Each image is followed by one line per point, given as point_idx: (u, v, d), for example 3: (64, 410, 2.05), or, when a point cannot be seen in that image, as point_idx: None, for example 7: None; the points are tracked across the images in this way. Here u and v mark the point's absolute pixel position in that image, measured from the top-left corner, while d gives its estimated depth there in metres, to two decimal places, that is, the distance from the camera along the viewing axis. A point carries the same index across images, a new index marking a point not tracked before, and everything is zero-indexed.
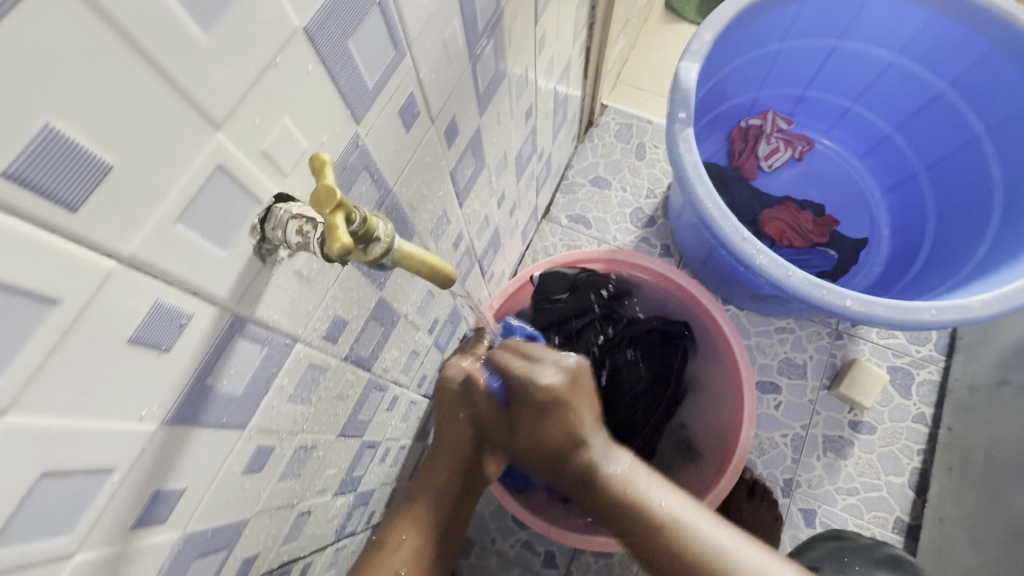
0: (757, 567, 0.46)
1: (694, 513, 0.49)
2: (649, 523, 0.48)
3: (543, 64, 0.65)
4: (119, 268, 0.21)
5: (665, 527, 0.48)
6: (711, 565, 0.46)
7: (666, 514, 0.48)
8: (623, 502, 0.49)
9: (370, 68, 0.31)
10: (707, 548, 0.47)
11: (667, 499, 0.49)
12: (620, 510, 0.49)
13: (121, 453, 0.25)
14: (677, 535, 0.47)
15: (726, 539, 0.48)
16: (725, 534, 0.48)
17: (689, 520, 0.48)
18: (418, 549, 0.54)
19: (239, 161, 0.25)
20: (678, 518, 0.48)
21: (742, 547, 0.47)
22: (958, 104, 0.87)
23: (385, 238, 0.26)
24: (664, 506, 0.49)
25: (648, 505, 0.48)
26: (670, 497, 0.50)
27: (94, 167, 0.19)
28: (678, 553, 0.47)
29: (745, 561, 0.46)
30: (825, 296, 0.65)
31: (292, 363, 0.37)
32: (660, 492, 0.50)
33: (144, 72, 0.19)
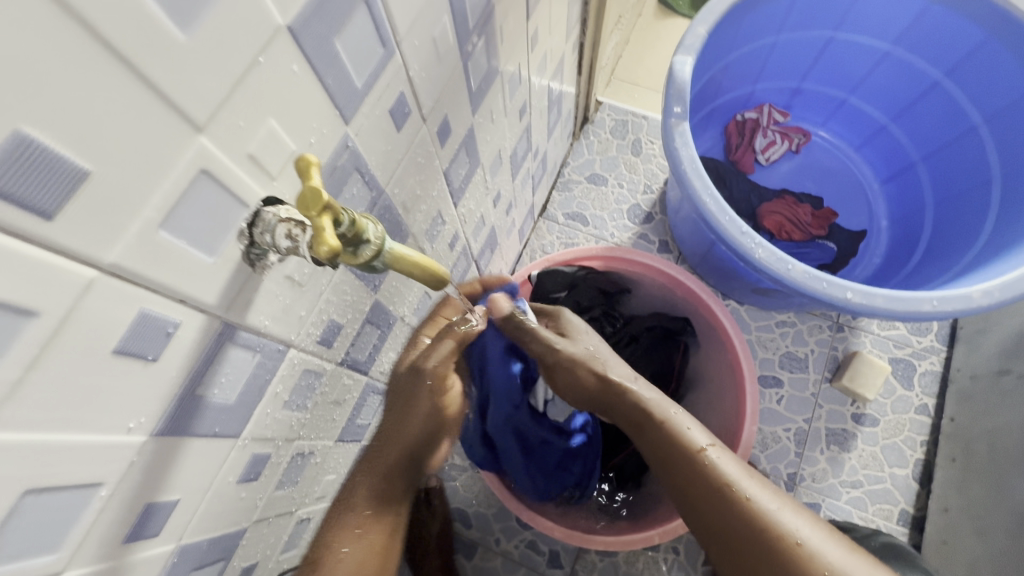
0: (812, 536, 0.45)
1: (757, 483, 0.49)
2: (694, 466, 0.50)
3: (536, 61, 0.64)
4: (100, 277, 0.21)
5: (727, 486, 0.48)
6: (769, 527, 0.46)
7: (727, 476, 0.49)
8: (654, 425, 0.53)
9: (358, 67, 0.30)
10: (765, 508, 0.47)
11: (726, 463, 0.50)
12: (687, 463, 0.50)
13: (109, 467, 0.25)
14: (734, 495, 0.48)
15: (775, 502, 0.47)
16: (776, 498, 0.48)
17: (749, 485, 0.48)
18: (362, 553, 0.44)
19: (224, 164, 0.24)
20: (742, 480, 0.49)
21: (795, 515, 0.47)
22: (955, 93, 0.87)
23: (374, 240, 0.26)
24: (723, 468, 0.49)
25: (687, 440, 0.51)
26: (731, 465, 0.50)
27: (70, 174, 0.18)
28: (732, 514, 0.47)
29: (798, 525, 0.46)
30: (825, 289, 0.65)
31: (286, 369, 0.36)
32: (689, 423, 0.53)
33: (119, 74, 0.18)
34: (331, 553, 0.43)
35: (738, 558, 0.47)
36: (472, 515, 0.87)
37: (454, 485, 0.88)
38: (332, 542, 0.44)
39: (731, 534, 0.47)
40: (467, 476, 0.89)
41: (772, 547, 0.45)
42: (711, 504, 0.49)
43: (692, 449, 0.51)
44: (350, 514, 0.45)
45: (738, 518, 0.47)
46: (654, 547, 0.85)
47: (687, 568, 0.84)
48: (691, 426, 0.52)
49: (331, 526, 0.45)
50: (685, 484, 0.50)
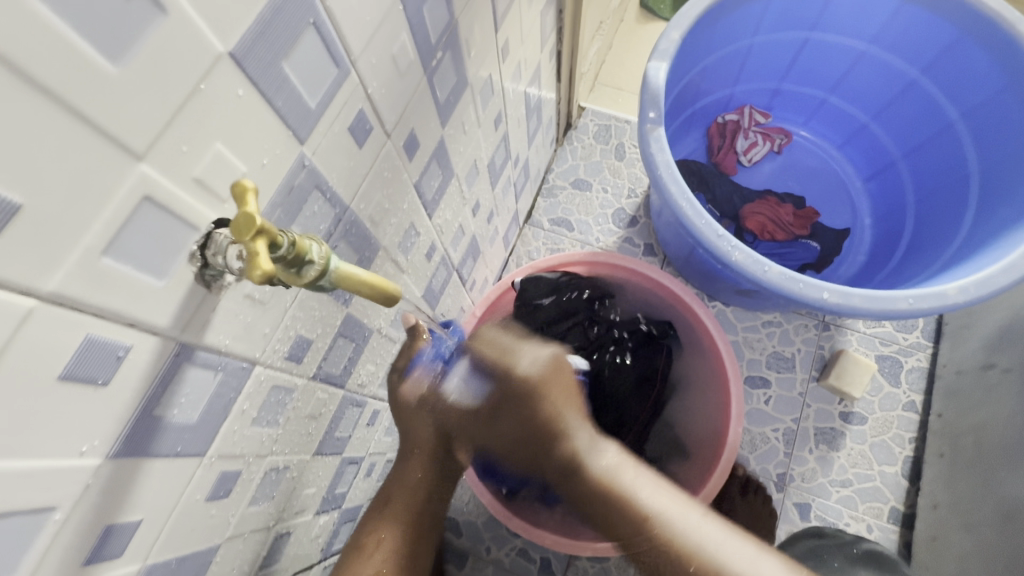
0: (771, 574, 0.45)
1: (702, 524, 0.49)
2: (624, 505, 0.50)
3: (509, 70, 0.64)
4: (40, 305, 0.21)
5: (678, 550, 0.47)
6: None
7: (677, 535, 0.48)
8: (606, 507, 0.51)
9: (309, 88, 0.30)
10: (719, 556, 0.46)
11: (664, 504, 0.50)
12: (626, 521, 0.50)
13: (63, 491, 0.25)
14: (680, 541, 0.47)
15: (722, 540, 0.48)
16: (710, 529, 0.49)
17: (694, 526, 0.48)
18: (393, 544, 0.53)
19: (168, 189, 0.24)
20: (682, 520, 0.49)
21: (752, 556, 0.46)
22: (931, 90, 0.87)
23: (319, 260, 0.26)
24: (679, 534, 0.48)
25: (635, 504, 0.49)
26: (671, 501, 0.50)
27: (2, 207, 0.19)
28: (679, 570, 0.47)
29: (758, 566, 0.46)
30: (802, 290, 0.65)
31: (253, 386, 0.36)
32: (639, 486, 0.51)
33: (49, 108, 0.19)
34: (370, 542, 0.52)
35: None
36: (463, 524, 0.87)
37: None
38: (369, 534, 0.53)
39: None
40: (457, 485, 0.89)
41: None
42: (664, 565, 0.47)
43: (625, 486, 0.51)
44: (383, 512, 0.54)
45: (686, 568, 0.46)
46: None
47: None
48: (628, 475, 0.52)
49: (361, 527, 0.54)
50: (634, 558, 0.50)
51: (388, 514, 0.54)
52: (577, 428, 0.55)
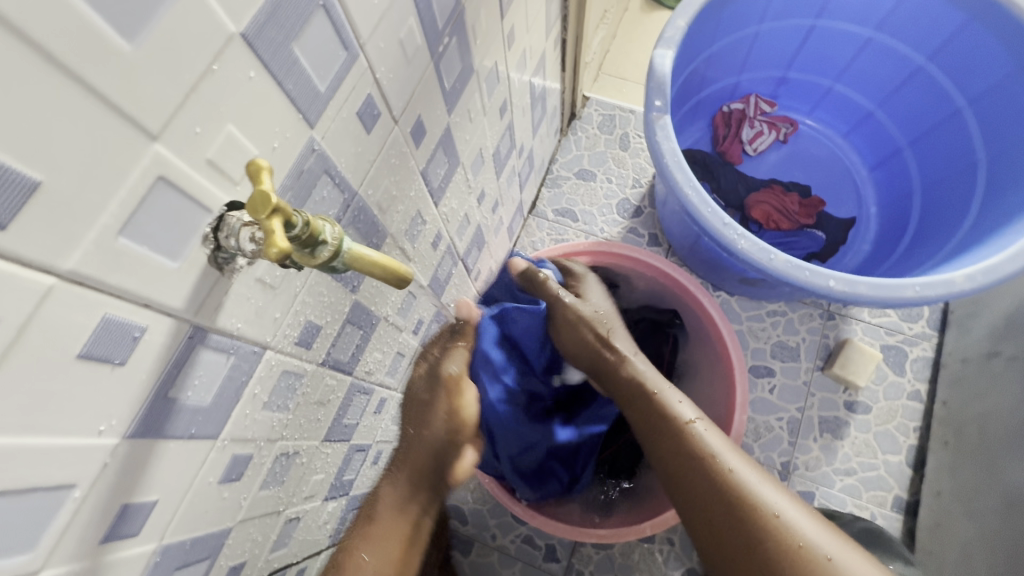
0: (789, 510, 0.50)
1: (741, 461, 0.54)
2: (682, 439, 0.57)
3: (514, 58, 0.64)
4: (59, 283, 0.21)
5: (709, 461, 0.54)
6: (748, 498, 0.51)
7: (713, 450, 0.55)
8: (656, 408, 0.61)
9: (319, 71, 0.31)
10: (747, 481, 0.52)
11: (713, 441, 0.56)
12: (677, 435, 0.57)
13: (81, 469, 0.25)
14: (716, 466, 0.54)
15: (755, 478, 0.53)
16: (758, 474, 0.53)
17: (731, 459, 0.54)
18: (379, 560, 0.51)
19: (181, 170, 0.24)
20: (726, 455, 0.55)
21: (769, 486, 0.52)
22: (938, 78, 0.87)
23: (332, 241, 0.27)
24: (709, 443, 0.56)
25: (678, 417, 0.59)
26: (720, 442, 0.56)
27: (19, 185, 0.19)
28: (714, 481, 0.53)
29: (776, 500, 0.51)
30: (808, 277, 0.65)
31: (264, 370, 0.37)
32: (685, 404, 0.60)
33: (66, 86, 0.19)
34: (350, 564, 0.50)
35: (714, 531, 0.52)
36: (468, 512, 0.88)
37: None
38: (352, 555, 0.51)
39: (710, 495, 0.53)
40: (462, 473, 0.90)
41: (744, 513, 0.50)
42: (693, 474, 0.55)
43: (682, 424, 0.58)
44: (368, 525, 0.53)
45: (715, 484, 0.53)
46: (649, 539, 0.85)
47: (682, 559, 0.85)
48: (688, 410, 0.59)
49: (351, 539, 0.52)
50: (672, 467, 0.57)
51: (381, 537, 0.52)
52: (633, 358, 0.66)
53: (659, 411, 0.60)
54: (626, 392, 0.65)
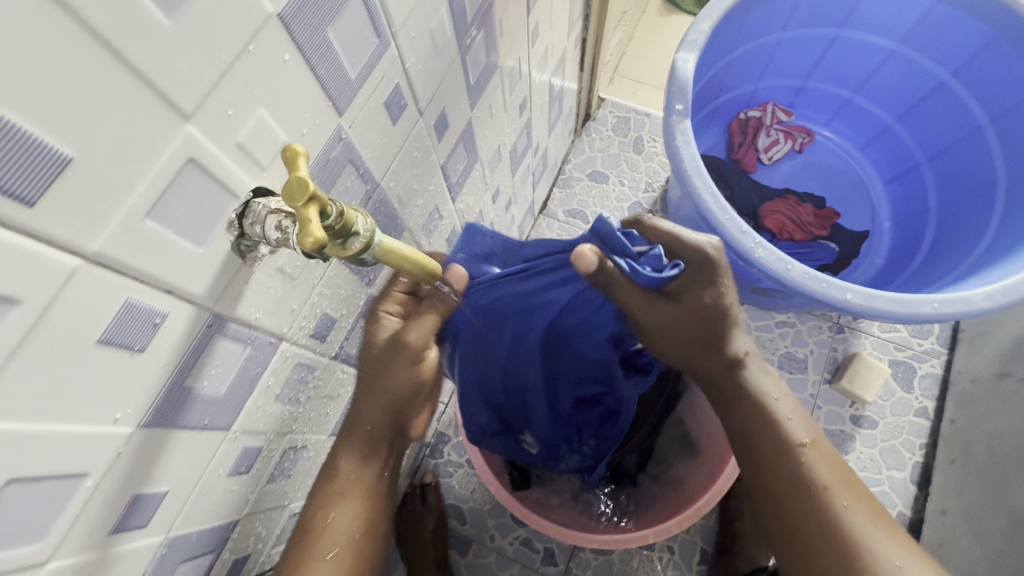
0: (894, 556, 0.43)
1: (853, 501, 0.46)
2: (791, 457, 0.48)
3: (536, 56, 0.63)
4: (84, 265, 0.20)
5: (822, 491, 0.46)
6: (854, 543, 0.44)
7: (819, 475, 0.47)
8: (757, 408, 0.51)
9: (351, 58, 0.30)
10: (855, 524, 0.45)
11: (821, 466, 0.48)
12: (780, 447, 0.49)
13: (96, 457, 0.25)
14: (829, 499, 0.46)
15: (865, 519, 0.45)
16: (863, 511, 0.46)
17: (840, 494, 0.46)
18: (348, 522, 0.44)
19: (211, 154, 0.24)
20: (837, 486, 0.47)
21: (875, 530, 0.45)
22: (959, 93, 0.86)
23: (363, 233, 0.26)
24: (817, 470, 0.48)
25: (788, 429, 0.50)
26: (833, 474, 0.48)
27: (52, 161, 0.18)
28: (824, 514, 0.45)
29: (879, 542, 0.44)
30: (825, 290, 0.64)
31: (278, 362, 0.36)
32: (791, 414, 0.51)
33: (104, 59, 0.18)
34: (316, 524, 0.43)
35: (806, 557, 0.45)
36: (468, 511, 0.87)
37: (450, 480, 0.88)
38: (317, 513, 0.44)
39: (808, 520, 0.46)
40: (462, 472, 0.89)
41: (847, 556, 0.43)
42: (794, 495, 0.47)
43: (794, 442, 0.49)
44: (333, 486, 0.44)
45: (824, 515, 0.45)
46: (649, 546, 0.85)
47: (681, 569, 0.84)
48: (793, 418, 0.50)
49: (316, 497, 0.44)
50: (763, 480, 0.49)
51: (351, 498, 0.44)
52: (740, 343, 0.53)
53: (764, 416, 0.51)
54: (728, 388, 0.53)
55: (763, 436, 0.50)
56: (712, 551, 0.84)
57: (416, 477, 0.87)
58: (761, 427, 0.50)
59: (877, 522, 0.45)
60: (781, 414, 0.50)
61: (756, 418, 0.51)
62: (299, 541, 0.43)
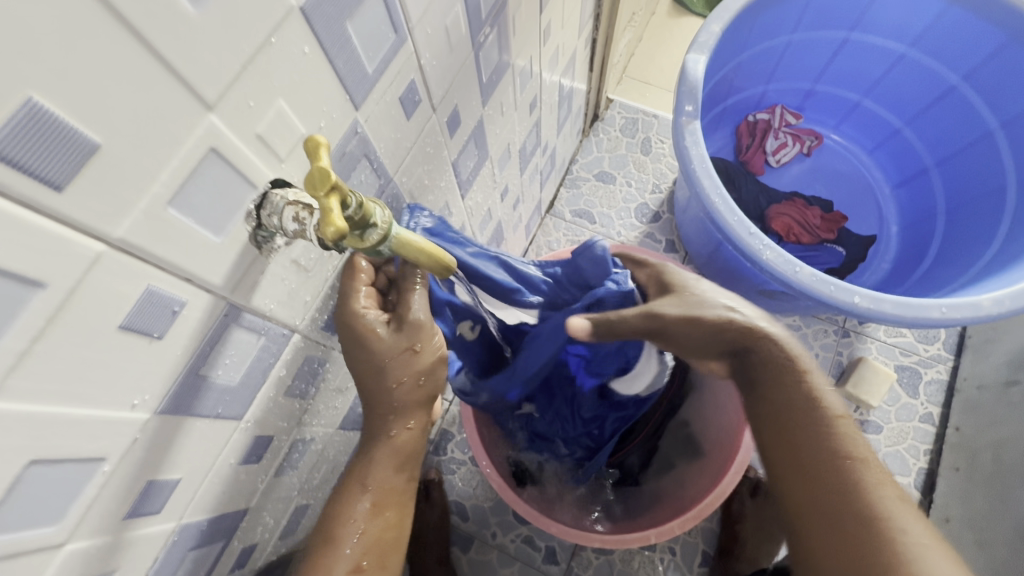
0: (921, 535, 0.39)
1: (891, 484, 0.42)
2: (823, 429, 0.45)
3: (548, 55, 0.64)
4: (108, 251, 0.21)
5: (856, 463, 0.43)
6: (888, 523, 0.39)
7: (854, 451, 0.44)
8: (787, 382, 0.48)
9: (369, 53, 0.30)
10: (891, 505, 0.40)
11: (858, 442, 0.44)
12: (815, 419, 0.46)
13: (112, 442, 0.25)
14: (861, 476, 0.42)
15: (895, 498, 0.41)
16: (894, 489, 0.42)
17: (872, 469, 0.43)
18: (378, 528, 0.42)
19: (232, 143, 0.24)
20: (870, 462, 0.43)
21: (905, 507, 0.41)
22: (971, 98, 0.86)
23: (381, 224, 0.27)
24: (854, 448, 0.44)
25: (825, 406, 0.46)
26: (869, 455, 0.44)
27: (80, 146, 0.18)
28: (856, 494, 0.41)
29: (906, 519, 0.40)
30: (833, 292, 0.64)
31: (290, 354, 0.36)
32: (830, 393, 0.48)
33: (132, 47, 0.18)
34: (343, 531, 0.41)
35: (835, 537, 0.41)
36: (470, 508, 0.87)
37: (453, 478, 0.89)
38: (344, 520, 0.41)
39: (842, 500, 0.41)
40: (466, 470, 0.89)
41: (879, 538, 0.39)
42: (820, 472, 0.43)
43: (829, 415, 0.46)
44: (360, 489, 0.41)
45: (858, 489, 0.41)
46: (651, 547, 0.84)
47: (683, 570, 0.84)
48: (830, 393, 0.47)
49: (341, 501, 0.42)
50: (789, 452, 0.46)
51: (381, 504, 0.42)
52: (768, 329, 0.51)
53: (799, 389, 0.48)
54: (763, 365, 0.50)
55: (791, 409, 0.47)
56: (714, 553, 0.84)
57: None
58: (790, 401, 0.47)
59: (906, 503, 0.41)
60: (819, 388, 0.47)
61: (786, 391, 0.48)
62: (320, 546, 0.41)
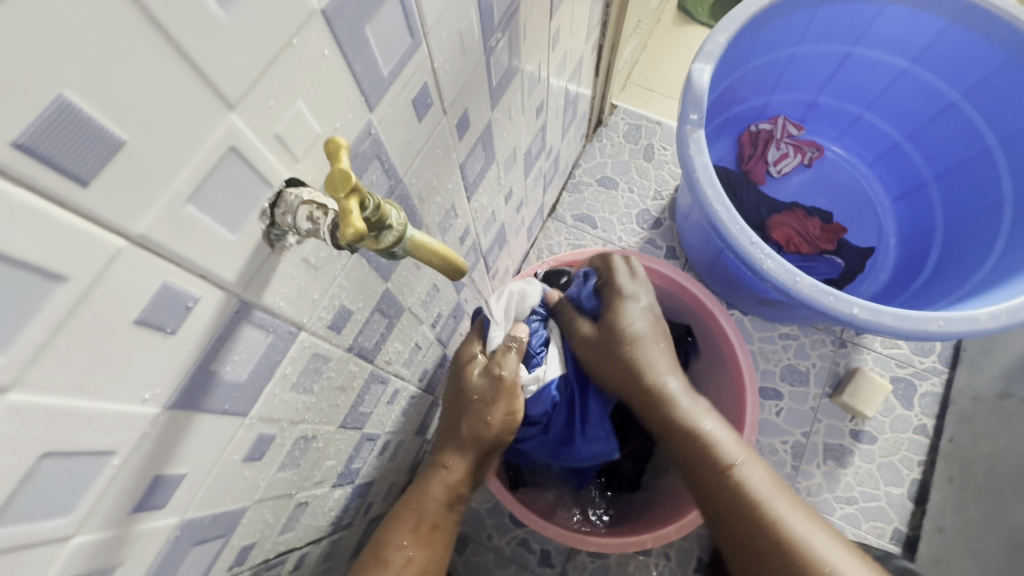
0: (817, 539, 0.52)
1: (783, 497, 0.56)
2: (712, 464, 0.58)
3: (556, 61, 0.64)
4: (127, 247, 0.21)
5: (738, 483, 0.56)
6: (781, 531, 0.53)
7: (756, 490, 0.56)
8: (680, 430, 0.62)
9: (385, 54, 0.30)
10: (797, 531, 0.53)
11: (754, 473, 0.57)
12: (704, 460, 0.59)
13: (124, 436, 0.25)
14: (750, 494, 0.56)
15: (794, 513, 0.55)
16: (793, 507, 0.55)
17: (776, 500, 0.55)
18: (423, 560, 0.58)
19: (251, 143, 0.24)
20: (770, 496, 0.56)
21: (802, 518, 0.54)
22: (970, 115, 0.87)
23: (396, 227, 0.27)
24: (753, 485, 0.56)
25: (721, 452, 0.58)
26: (757, 473, 0.57)
27: (106, 143, 0.19)
28: (760, 528, 0.54)
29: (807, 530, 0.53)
30: (832, 303, 0.65)
31: (296, 352, 0.36)
32: (738, 452, 0.58)
33: (161, 48, 0.19)
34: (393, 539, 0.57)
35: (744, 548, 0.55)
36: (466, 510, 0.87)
37: None
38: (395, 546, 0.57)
39: (764, 552, 0.53)
40: None
41: (791, 553, 0.52)
42: (743, 520, 0.55)
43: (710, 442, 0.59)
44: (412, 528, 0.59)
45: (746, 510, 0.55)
46: (645, 552, 0.85)
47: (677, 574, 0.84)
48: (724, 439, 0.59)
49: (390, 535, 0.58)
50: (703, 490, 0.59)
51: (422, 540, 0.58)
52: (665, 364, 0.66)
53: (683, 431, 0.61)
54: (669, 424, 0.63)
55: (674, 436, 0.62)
56: (707, 558, 0.84)
57: (416, 474, 0.86)
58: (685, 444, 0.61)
59: (799, 509, 0.55)
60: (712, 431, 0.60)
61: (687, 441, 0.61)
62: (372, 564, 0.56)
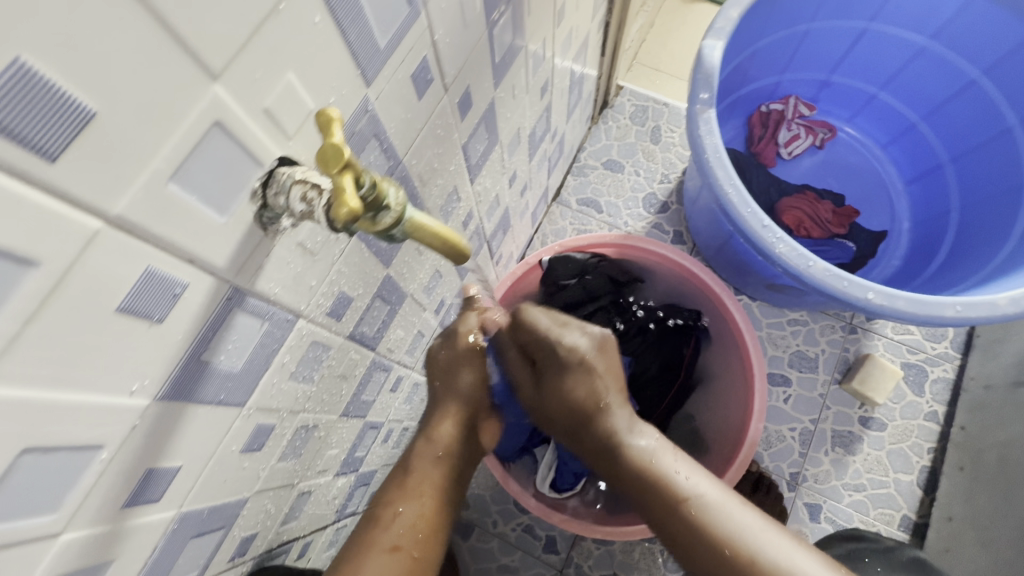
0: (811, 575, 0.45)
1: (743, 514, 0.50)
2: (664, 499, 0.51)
3: (561, 37, 0.62)
4: (106, 229, 0.19)
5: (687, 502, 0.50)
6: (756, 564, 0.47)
7: (706, 507, 0.50)
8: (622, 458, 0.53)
9: (382, 25, 0.28)
10: (746, 536, 0.48)
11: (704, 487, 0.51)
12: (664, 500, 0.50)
13: (111, 430, 0.24)
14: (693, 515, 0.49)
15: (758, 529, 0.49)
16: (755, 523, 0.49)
17: (731, 513, 0.49)
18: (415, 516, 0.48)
19: (238, 117, 0.23)
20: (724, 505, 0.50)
21: (780, 542, 0.48)
22: (991, 92, 0.84)
23: (395, 207, 0.26)
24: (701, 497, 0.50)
25: (672, 486, 0.51)
26: (707, 485, 0.51)
27: (76, 115, 0.17)
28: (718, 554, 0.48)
29: (794, 560, 0.46)
30: (845, 288, 0.63)
31: (294, 339, 0.35)
32: (686, 471, 0.52)
33: (134, 10, 0.17)
34: (387, 515, 0.48)
35: None
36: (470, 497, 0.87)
37: None
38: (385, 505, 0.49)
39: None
40: None
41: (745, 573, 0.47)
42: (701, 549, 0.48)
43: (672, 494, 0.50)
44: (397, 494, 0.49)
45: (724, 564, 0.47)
46: (650, 539, 0.84)
47: (682, 562, 0.83)
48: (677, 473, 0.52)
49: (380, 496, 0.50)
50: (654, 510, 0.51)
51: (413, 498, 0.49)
52: (616, 407, 0.54)
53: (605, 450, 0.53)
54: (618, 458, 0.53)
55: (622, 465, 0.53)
56: None
57: None
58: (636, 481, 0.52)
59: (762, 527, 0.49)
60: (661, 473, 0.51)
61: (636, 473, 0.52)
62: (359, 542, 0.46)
